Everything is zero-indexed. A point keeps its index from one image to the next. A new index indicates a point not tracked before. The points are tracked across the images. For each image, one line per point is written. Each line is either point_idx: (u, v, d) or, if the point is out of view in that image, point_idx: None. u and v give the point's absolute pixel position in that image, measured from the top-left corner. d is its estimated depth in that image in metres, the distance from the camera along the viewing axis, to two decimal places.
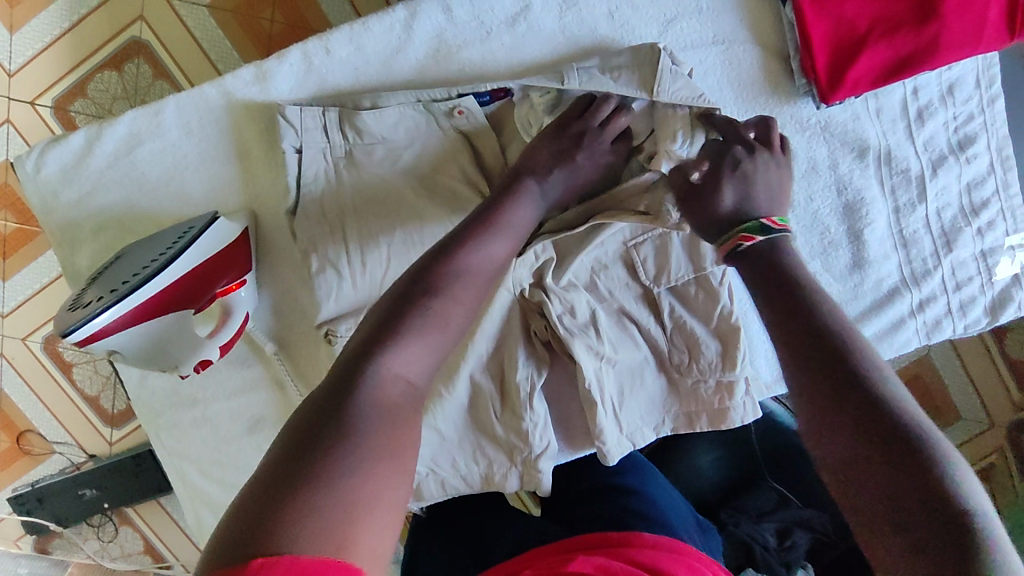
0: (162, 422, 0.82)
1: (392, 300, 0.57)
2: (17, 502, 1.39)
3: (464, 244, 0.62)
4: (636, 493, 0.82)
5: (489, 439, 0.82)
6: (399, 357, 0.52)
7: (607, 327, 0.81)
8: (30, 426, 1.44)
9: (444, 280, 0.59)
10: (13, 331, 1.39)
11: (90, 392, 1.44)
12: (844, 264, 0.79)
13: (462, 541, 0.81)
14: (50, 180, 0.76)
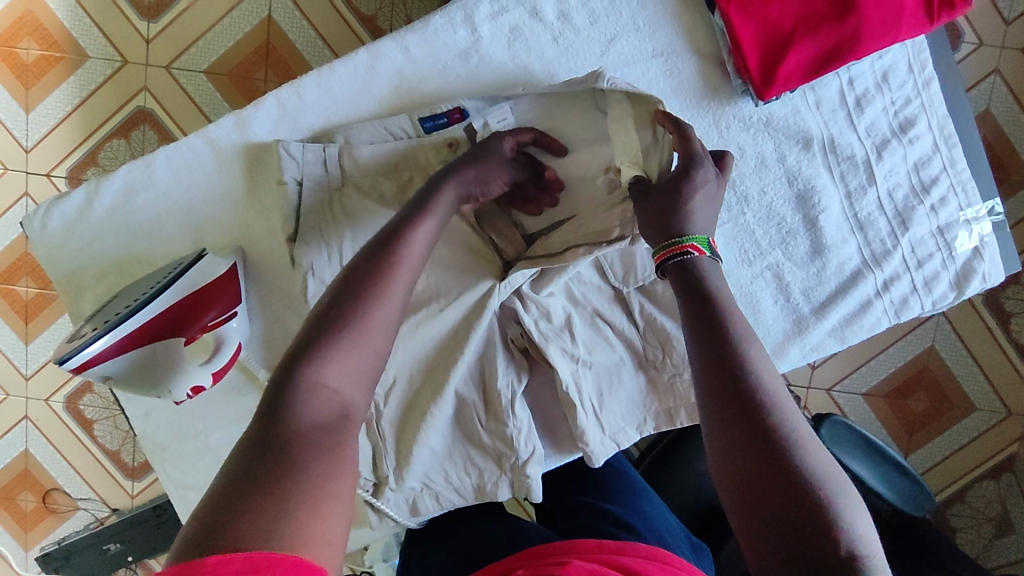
0: (167, 453, 0.87)
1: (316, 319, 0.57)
2: (44, 560, 1.43)
3: (389, 257, 0.62)
4: (626, 509, 0.84)
5: (477, 448, 0.87)
6: (328, 375, 0.54)
7: (581, 328, 0.85)
8: (54, 484, 1.49)
9: (368, 296, 0.59)
10: (38, 391, 1.46)
11: (111, 448, 1.49)
12: (804, 251, 0.82)
13: (454, 549, 0.83)
14: (54, 233, 0.82)
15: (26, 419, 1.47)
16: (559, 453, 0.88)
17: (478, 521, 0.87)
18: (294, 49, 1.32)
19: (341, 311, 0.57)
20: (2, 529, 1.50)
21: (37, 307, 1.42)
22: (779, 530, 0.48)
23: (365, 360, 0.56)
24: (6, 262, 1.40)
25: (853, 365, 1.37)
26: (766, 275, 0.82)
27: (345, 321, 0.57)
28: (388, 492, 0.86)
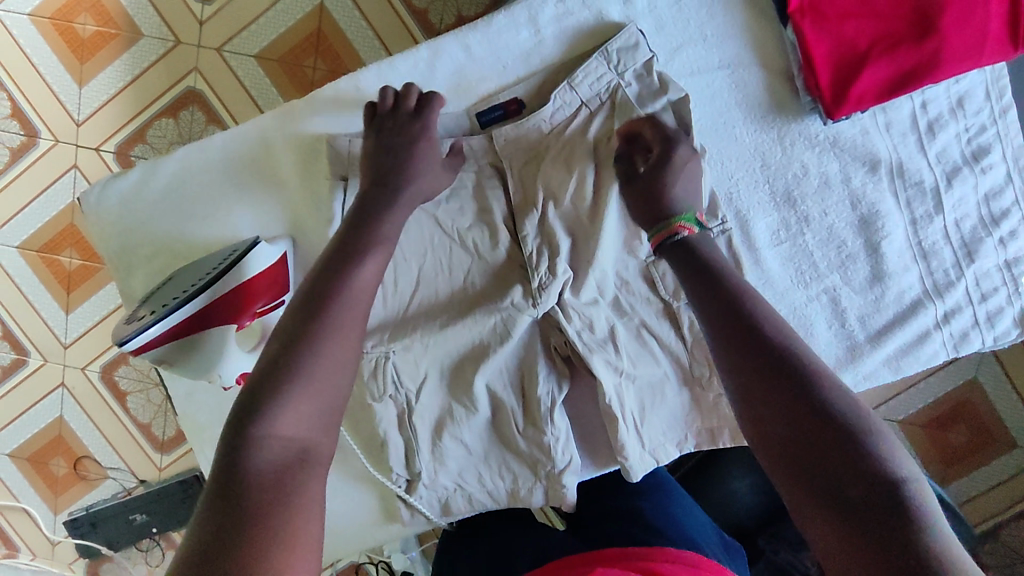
0: (207, 435, 0.88)
1: (260, 371, 0.57)
2: (72, 525, 1.47)
3: (325, 300, 0.61)
4: (660, 510, 0.83)
5: (513, 454, 0.86)
6: (279, 424, 0.54)
7: (625, 339, 0.84)
8: (86, 452, 1.52)
9: (311, 340, 0.58)
10: (75, 360, 1.49)
11: (142, 420, 1.51)
12: (863, 277, 0.80)
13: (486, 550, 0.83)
14: (110, 211, 0.83)
15: (62, 386, 1.50)
16: (595, 463, 0.88)
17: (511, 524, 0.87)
18: (344, 38, 1.32)
19: (287, 358, 0.57)
20: (33, 491, 1.53)
21: (79, 278, 1.45)
22: (816, 458, 0.50)
23: (320, 407, 0.56)
24: (53, 232, 1.42)
25: (891, 392, 1.34)
26: (821, 299, 0.80)
27: (297, 365, 0.57)
28: (421, 489, 0.86)
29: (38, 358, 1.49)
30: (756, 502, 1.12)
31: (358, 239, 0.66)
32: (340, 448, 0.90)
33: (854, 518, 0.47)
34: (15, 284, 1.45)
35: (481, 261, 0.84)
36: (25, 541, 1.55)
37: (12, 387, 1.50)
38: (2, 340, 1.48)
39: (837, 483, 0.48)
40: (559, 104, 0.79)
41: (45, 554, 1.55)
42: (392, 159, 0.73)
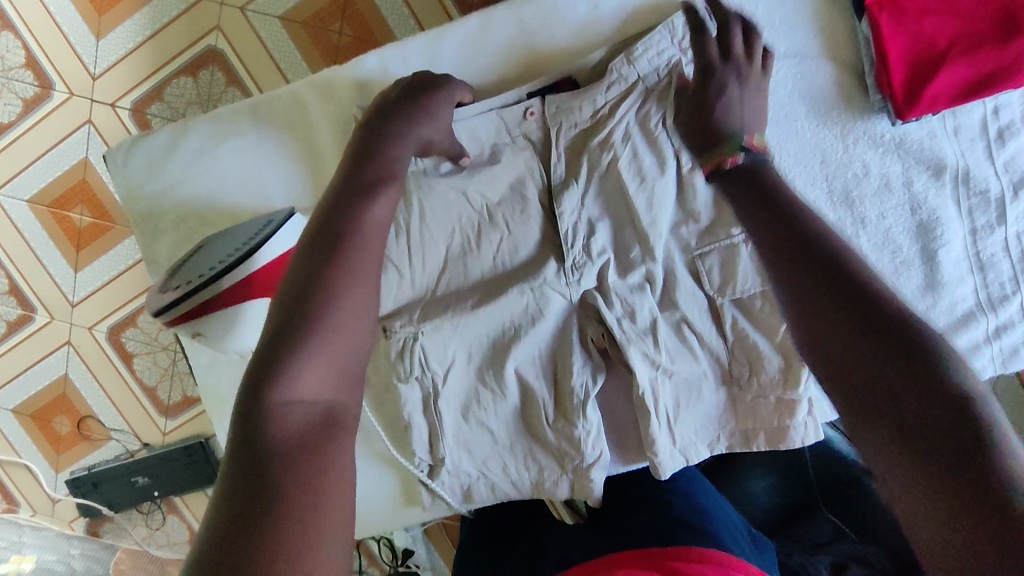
0: (226, 407, 0.86)
1: (275, 322, 0.51)
2: (73, 484, 1.45)
3: (341, 245, 0.55)
4: (686, 502, 0.79)
5: (541, 445, 0.84)
6: (304, 384, 0.48)
7: (665, 336, 0.80)
8: (89, 412, 1.50)
9: (327, 290, 0.52)
10: (82, 319, 1.46)
11: (149, 383, 1.49)
12: (916, 285, 0.77)
13: (511, 548, 0.81)
14: (138, 172, 0.81)
15: (68, 344, 1.47)
16: (623, 459, 0.85)
17: (537, 521, 0.85)
18: (373, 4, 1.26)
19: (305, 310, 0.51)
20: (35, 447, 1.52)
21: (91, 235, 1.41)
22: (895, 414, 0.45)
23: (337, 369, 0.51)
24: (64, 187, 1.38)
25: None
26: None
27: (311, 319, 0.51)
28: (444, 474, 0.84)
29: (44, 315, 1.46)
30: (771, 502, 1.14)
31: (372, 186, 0.60)
32: (361, 428, 0.88)
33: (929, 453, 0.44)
34: (23, 239, 1.42)
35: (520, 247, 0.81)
36: (26, 497, 1.54)
37: (17, 343, 1.48)
38: (8, 295, 1.45)
39: (919, 439, 0.44)
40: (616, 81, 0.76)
41: (45, 511, 1.53)
42: (410, 91, 0.69)
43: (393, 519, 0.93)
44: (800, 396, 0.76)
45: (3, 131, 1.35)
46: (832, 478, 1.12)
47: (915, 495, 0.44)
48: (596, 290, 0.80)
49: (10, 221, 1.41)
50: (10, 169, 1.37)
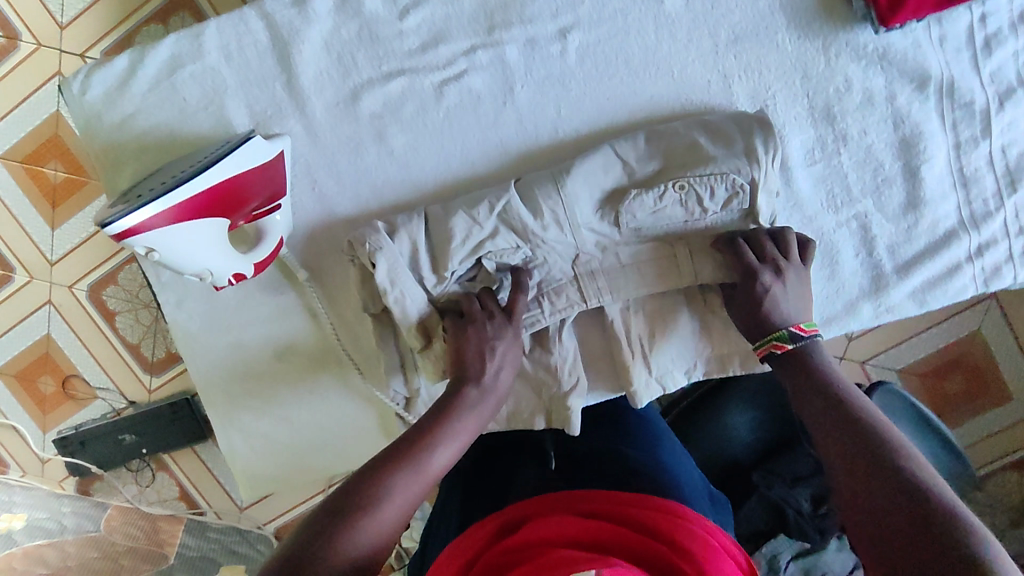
0: (197, 345, 0.84)
1: (347, 485, 0.57)
2: (61, 443, 1.43)
3: (425, 445, 0.62)
4: (647, 456, 0.76)
5: (518, 378, 0.83)
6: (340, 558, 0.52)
7: (647, 261, 0.76)
8: (74, 370, 1.46)
9: (391, 476, 0.58)
10: (62, 277, 1.41)
11: (131, 340, 1.47)
12: (898, 203, 0.75)
13: (477, 475, 0.80)
14: (94, 102, 0.76)
15: (48, 304, 1.43)
16: (600, 389, 0.84)
17: (507, 449, 0.84)
18: None
19: (374, 479, 0.57)
20: (20, 408, 1.48)
21: (66, 192, 1.38)
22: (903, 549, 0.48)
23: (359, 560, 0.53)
24: (35, 143, 1.34)
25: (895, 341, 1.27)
26: (851, 225, 0.76)
27: (367, 496, 0.56)
28: (420, 406, 0.83)
29: (22, 276, 1.41)
30: (753, 437, 1.12)
31: (454, 398, 0.66)
32: (336, 365, 0.86)
33: None
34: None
35: (495, 172, 0.79)
36: (15, 458, 1.50)
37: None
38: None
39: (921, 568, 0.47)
40: (680, 200, 0.72)
41: (35, 472, 1.50)
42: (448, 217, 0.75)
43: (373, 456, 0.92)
44: None
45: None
46: None
47: None
48: (566, 223, 0.74)
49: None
50: None
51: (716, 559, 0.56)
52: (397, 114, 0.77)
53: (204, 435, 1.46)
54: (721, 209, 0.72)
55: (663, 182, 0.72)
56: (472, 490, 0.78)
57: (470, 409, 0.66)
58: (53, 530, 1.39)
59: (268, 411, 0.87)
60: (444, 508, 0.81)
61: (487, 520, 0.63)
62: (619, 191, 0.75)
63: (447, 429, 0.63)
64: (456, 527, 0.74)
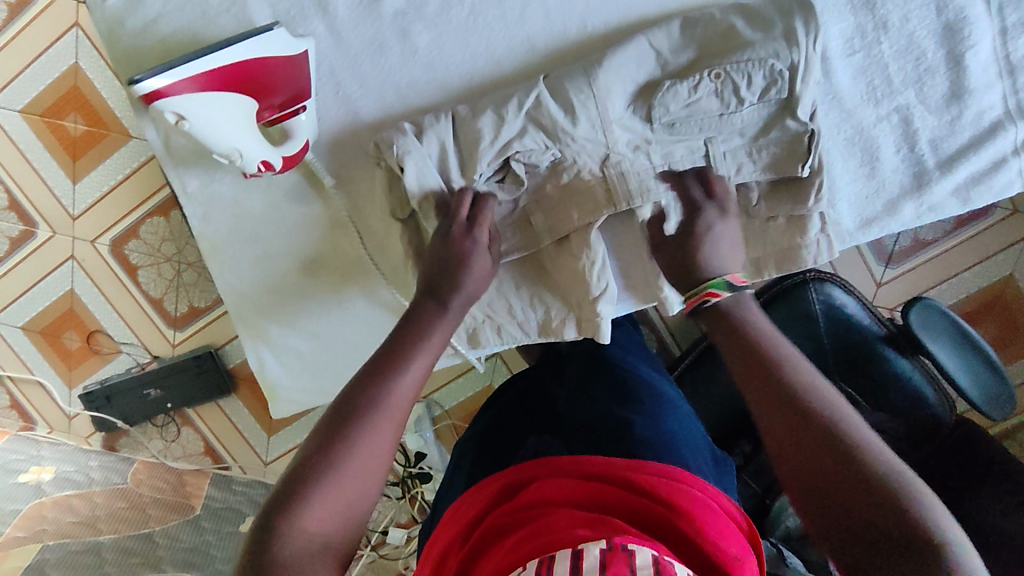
0: (226, 258, 0.84)
1: (324, 423, 0.52)
2: (86, 398, 1.39)
3: (394, 366, 0.57)
4: (648, 427, 0.72)
5: (546, 285, 0.83)
6: (330, 494, 0.49)
7: (681, 159, 0.73)
8: (98, 326, 1.41)
9: (369, 409, 0.53)
10: (82, 232, 1.34)
11: (154, 294, 1.38)
12: (941, 94, 0.73)
13: (488, 435, 0.77)
14: (115, 7, 0.75)
15: (72, 259, 1.36)
16: (634, 298, 0.85)
17: (519, 409, 0.81)
18: None
19: (352, 412, 0.53)
20: (46, 363, 1.44)
21: (84, 145, 1.27)
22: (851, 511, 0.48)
23: (353, 501, 0.50)
24: (51, 95, 1.23)
25: (932, 281, 1.21)
26: (892, 119, 0.74)
27: (346, 433, 0.52)
28: None
29: (46, 230, 1.34)
30: None
31: (419, 308, 0.64)
32: (363, 278, 0.87)
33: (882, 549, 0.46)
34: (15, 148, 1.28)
35: (522, 73, 0.78)
36: (41, 414, 1.47)
37: (20, 261, 1.36)
38: (7, 211, 1.32)
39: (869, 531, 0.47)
40: (715, 91, 0.69)
41: (62, 428, 1.48)
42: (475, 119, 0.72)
43: None
44: (811, 211, 0.73)
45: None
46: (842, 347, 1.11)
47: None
48: (597, 119, 0.71)
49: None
50: None
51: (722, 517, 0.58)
52: (420, 12, 0.75)
53: (229, 392, 1.43)
54: (759, 100, 0.69)
55: (698, 73, 0.69)
56: (483, 451, 0.75)
57: (434, 317, 0.63)
58: (81, 482, 1.34)
59: (299, 328, 0.88)
60: (454, 471, 0.78)
61: (502, 477, 0.63)
62: (653, 84, 0.72)
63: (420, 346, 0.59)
64: (465, 484, 0.72)
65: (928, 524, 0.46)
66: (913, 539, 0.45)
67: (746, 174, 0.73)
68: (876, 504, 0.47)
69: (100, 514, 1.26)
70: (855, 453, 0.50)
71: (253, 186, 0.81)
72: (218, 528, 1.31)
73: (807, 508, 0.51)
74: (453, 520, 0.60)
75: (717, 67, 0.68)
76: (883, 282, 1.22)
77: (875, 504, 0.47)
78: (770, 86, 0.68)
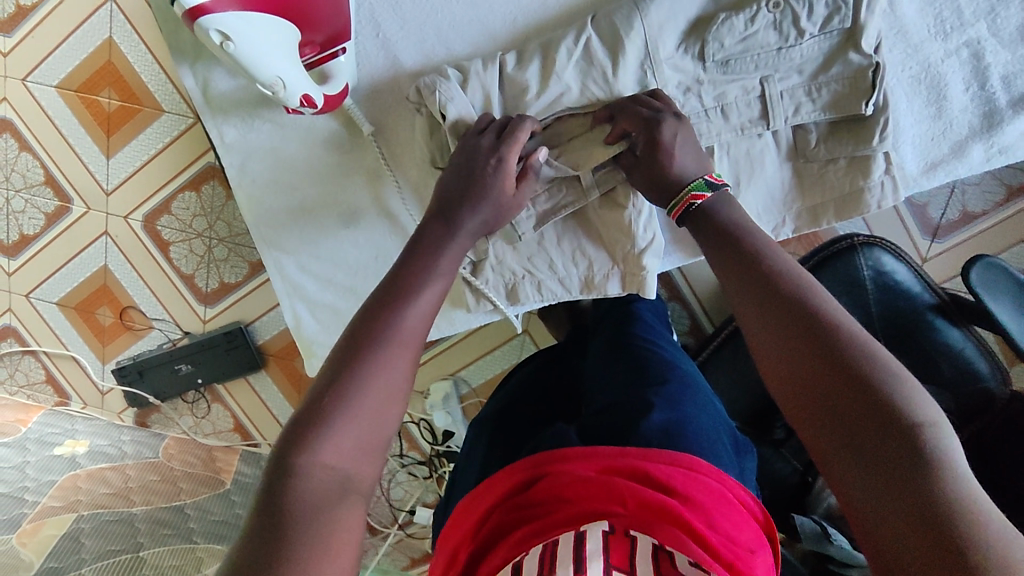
0: (263, 211, 0.83)
1: (335, 357, 0.49)
2: (120, 372, 1.40)
3: (403, 296, 0.54)
4: (667, 411, 0.64)
5: (590, 238, 0.81)
6: (342, 429, 0.45)
7: (735, 99, 0.69)
8: (131, 302, 1.39)
9: (379, 333, 0.51)
10: (116, 207, 1.32)
11: (186, 271, 1.35)
12: (1015, 25, 0.69)
13: (501, 423, 0.71)
14: None
15: (106, 235, 1.34)
16: (681, 252, 0.84)
17: (534, 397, 0.75)
18: None
19: (361, 343, 0.50)
20: (80, 338, 1.43)
21: (121, 120, 1.25)
22: (833, 406, 0.45)
23: (370, 436, 0.47)
24: (90, 70, 1.22)
25: (998, 248, 1.12)
26: (961, 54, 0.70)
27: (355, 365, 0.49)
28: (488, 271, 0.82)
29: (81, 205, 1.33)
30: None
31: (424, 230, 0.62)
32: (400, 231, 0.85)
33: (860, 448, 0.43)
34: (53, 124, 1.27)
35: (569, 15, 0.75)
36: (75, 390, 1.47)
37: (55, 236, 1.36)
38: (44, 185, 1.32)
39: (850, 428, 0.44)
40: (773, 22, 0.66)
41: (96, 403, 1.48)
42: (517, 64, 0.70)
43: (436, 322, 0.91)
44: (875, 151, 0.68)
45: (27, 15, 1.21)
46: (894, 315, 1.06)
47: (849, 490, 0.43)
48: (649, 55, 0.68)
49: (34, 103, 1.26)
50: (34, 55, 1.23)
51: (731, 511, 0.52)
52: None
53: (260, 367, 1.40)
54: (819, 32, 0.66)
55: (755, 4, 0.66)
56: (494, 443, 0.68)
57: (441, 239, 0.61)
58: (114, 455, 1.31)
59: (333, 285, 0.87)
60: (467, 458, 0.72)
61: (511, 473, 0.56)
62: (705, 19, 0.69)
63: (427, 277, 0.56)
64: (476, 478, 0.65)
65: (907, 407, 0.43)
66: (892, 423, 0.42)
67: (805, 115, 0.69)
68: (859, 397, 0.44)
69: (133, 485, 1.22)
70: (837, 340, 0.47)
71: (292, 134, 0.80)
72: (248, 502, 1.26)
73: (790, 402, 0.48)
74: (467, 510, 0.57)
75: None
76: (929, 258, 1.15)
77: (851, 384, 0.45)
78: (835, 15, 0.65)
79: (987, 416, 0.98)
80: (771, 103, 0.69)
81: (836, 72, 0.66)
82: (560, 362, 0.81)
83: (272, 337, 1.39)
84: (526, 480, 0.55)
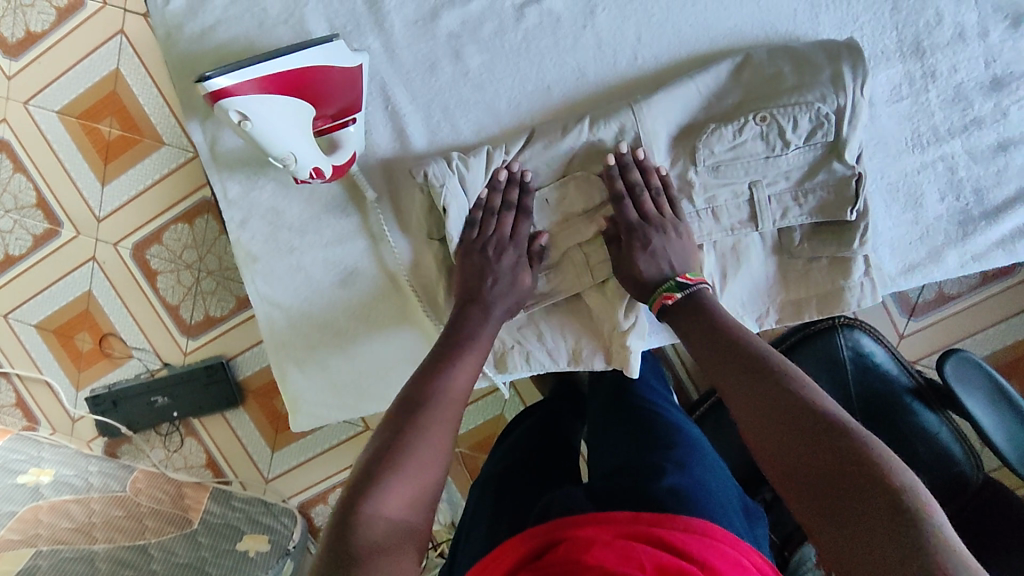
0: (259, 265, 0.83)
1: (381, 436, 0.57)
2: (94, 402, 1.37)
3: (439, 371, 0.64)
4: (679, 475, 0.65)
5: (580, 314, 0.83)
6: (393, 491, 0.53)
7: (725, 203, 0.73)
8: (111, 329, 1.38)
9: (426, 403, 0.60)
10: (107, 234, 1.31)
11: (170, 300, 1.35)
12: (987, 144, 0.74)
13: (506, 484, 0.72)
14: (174, 11, 0.74)
15: (93, 260, 1.33)
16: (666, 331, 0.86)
17: (537, 458, 0.76)
18: None
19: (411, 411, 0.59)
20: (55, 363, 1.41)
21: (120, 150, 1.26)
22: (816, 475, 0.48)
23: (410, 509, 0.53)
24: (93, 99, 1.24)
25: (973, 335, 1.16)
26: (937, 166, 0.75)
27: (405, 434, 0.57)
28: None
29: (71, 230, 1.32)
30: None
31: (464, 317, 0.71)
32: (395, 290, 0.86)
33: (846, 510, 0.46)
34: (51, 149, 1.27)
35: (572, 101, 0.78)
36: (45, 415, 1.44)
37: (42, 258, 1.34)
38: (35, 208, 1.31)
39: (835, 494, 0.47)
40: (761, 133, 0.70)
41: (65, 430, 1.44)
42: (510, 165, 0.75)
43: None
44: (857, 253, 0.72)
45: (36, 40, 1.22)
46: (871, 394, 1.07)
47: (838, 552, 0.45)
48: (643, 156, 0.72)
49: (35, 128, 1.27)
50: (39, 80, 1.24)
51: None
52: (475, 33, 0.76)
53: (237, 403, 1.39)
54: (804, 143, 0.70)
55: (744, 115, 0.70)
56: (498, 513, 0.68)
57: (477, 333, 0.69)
58: (79, 487, 1.25)
59: (323, 337, 0.87)
60: (469, 525, 0.71)
61: (527, 536, 0.56)
62: (696, 127, 0.73)
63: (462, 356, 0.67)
64: (484, 543, 0.65)
65: (884, 469, 0.46)
66: (861, 481, 0.46)
67: (793, 219, 0.73)
68: (835, 463, 0.47)
69: (97, 520, 1.19)
70: (810, 415, 0.51)
71: (292, 196, 0.81)
72: (215, 544, 1.21)
73: (775, 477, 0.51)
74: None
75: (763, 112, 0.69)
76: (907, 334, 1.17)
77: (828, 453, 0.48)
78: (818, 133, 0.69)
79: (953, 502, 1.02)
80: (758, 208, 0.72)
81: (824, 185, 0.70)
82: (562, 424, 0.83)
83: (253, 374, 1.38)
84: (541, 543, 0.54)
